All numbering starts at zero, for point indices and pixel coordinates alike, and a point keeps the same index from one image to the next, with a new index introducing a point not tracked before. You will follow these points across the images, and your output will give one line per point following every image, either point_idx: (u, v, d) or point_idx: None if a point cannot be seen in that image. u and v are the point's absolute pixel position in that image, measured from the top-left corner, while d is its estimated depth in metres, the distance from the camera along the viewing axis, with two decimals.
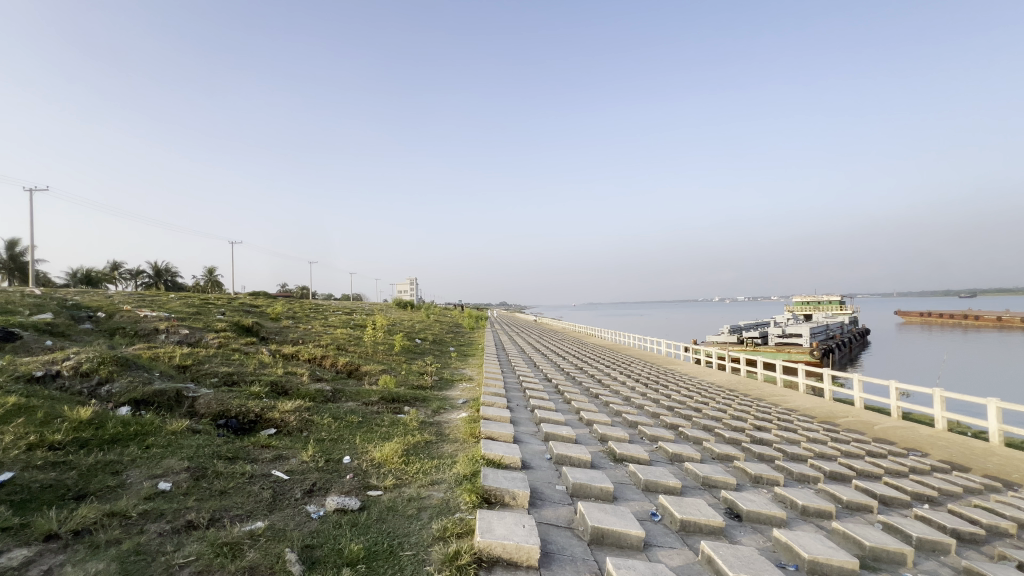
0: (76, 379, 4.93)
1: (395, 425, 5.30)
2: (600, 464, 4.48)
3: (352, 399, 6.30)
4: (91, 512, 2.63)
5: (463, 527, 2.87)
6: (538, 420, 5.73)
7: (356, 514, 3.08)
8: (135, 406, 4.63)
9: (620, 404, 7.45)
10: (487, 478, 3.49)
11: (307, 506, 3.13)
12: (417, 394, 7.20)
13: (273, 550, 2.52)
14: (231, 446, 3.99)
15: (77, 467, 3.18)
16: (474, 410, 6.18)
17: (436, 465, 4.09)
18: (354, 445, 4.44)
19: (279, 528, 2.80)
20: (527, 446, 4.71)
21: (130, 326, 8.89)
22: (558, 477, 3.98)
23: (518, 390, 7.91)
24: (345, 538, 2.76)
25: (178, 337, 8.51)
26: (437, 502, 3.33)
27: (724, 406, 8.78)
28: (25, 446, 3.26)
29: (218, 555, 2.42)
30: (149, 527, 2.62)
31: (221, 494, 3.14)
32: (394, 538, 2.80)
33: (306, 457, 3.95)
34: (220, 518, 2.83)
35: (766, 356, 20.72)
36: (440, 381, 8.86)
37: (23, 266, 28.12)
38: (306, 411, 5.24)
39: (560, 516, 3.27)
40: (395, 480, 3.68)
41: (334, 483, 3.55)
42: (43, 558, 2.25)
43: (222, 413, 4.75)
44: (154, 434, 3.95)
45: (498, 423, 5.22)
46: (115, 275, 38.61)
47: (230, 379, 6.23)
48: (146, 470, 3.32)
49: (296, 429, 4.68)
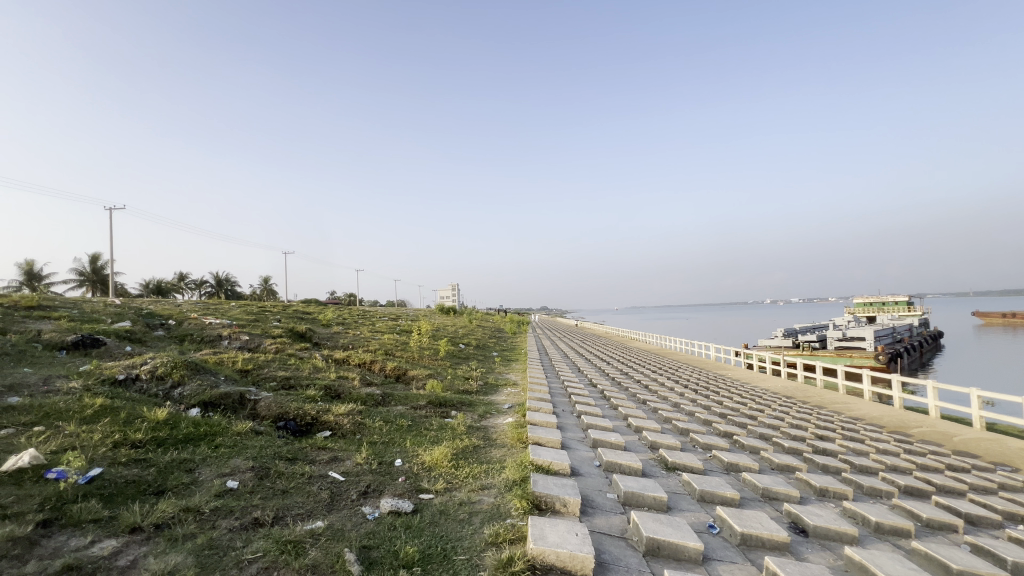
0: (152, 382, 5.32)
1: (444, 429, 5.37)
2: (652, 473, 4.35)
3: (401, 403, 6.46)
4: (170, 507, 2.81)
5: (515, 532, 2.87)
6: (586, 426, 5.64)
7: (410, 517, 3.13)
8: (204, 407, 4.94)
9: (669, 410, 7.25)
10: (537, 483, 3.47)
11: (362, 507, 3.22)
12: (464, 398, 7.30)
13: (333, 550, 2.60)
14: (291, 447, 4.18)
15: (156, 464, 3.42)
16: (521, 414, 6.16)
17: (485, 469, 4.10)
18: (405, 448, 4.54)
19: (338, 528, 2.88)
20: (575, 453, 4.64)
21: (198, 333, 9.52)
22: (608, 485, 3.90)
23: (564, 395, 7.85)
24: (401, 539, 2.81)
25: (240, 343, 9.02)
26: (487, 507, 3.34)
27: (783, 414, 8.31)
28: (111, 444, 3.54)
29: (283, 552, 2.52)
30: (220, 523, 2.77)
31: (283, 493, 3.28)
32: (448, 542, 2.83)
33: (360, 459, 4.06)
34: (284, 516, 2.96)
35: (826, 360, 19.52)
36: (485, 386, 8.93)
37: (104, 278, 30.84)
38: (358, 414, 5.42)
39: (613, 525, 3.19)
40: (446, 484, 3.73)
41: (387, 485, 3.63)
42: (129, 549, 2.42)
43: (282, 415, 4.97)
44: (221, 434, 4.19)
45: (544, 428, 5.18)
46: (182, 285, 41.69)
47: (287, 382, 6.54)
48: (216, 468, 3.52)
49: (349, 432, 4.84)
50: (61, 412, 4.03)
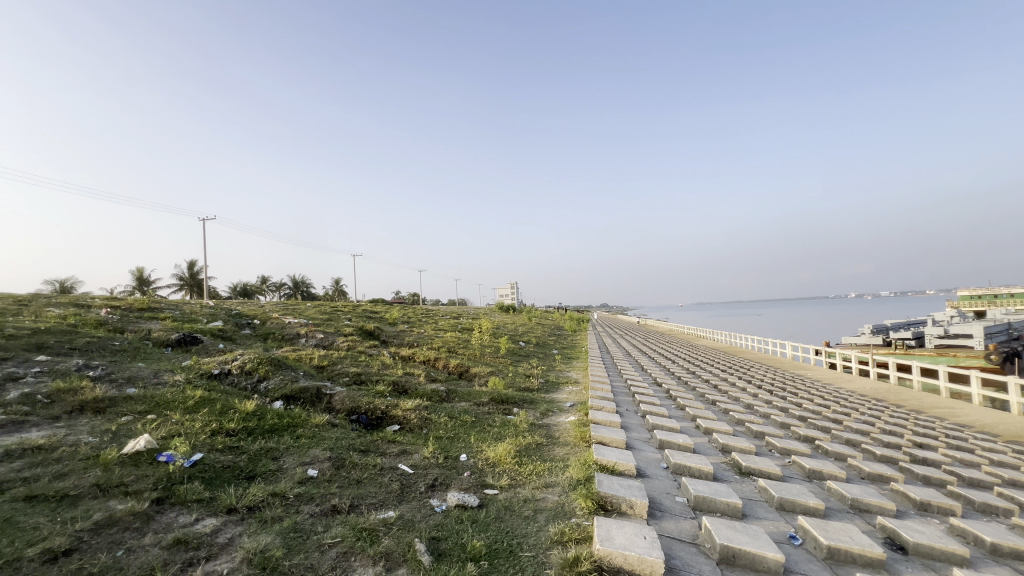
0: (241, 375, 5.82)
1: (506, 426, 5.42)
2: (724, 477, 4.12)
3: (464, 400, 6.59)
4: (260, 491, 3.07)
5: (580, 532, 2.84)
6: (651, 426, 5.46)
7: (476, 511, 3.19)
8: (286, 400, 5.34)
9: (741, 411, 6.86)
10: (602, 484, 3.42)
11: (431, 500, 3.32)
12: (525, 395, 7.34)
13: (405, 539, 2.71)
14: (363, 440, 4.40)
15: (246, 451, 3.74)
16: (584, 413, 6.08)
17: (548, 467, 4.09)
18: (469, 444, 4.64)
19: (408, 518, 3.00)
20: (641, 453, 4.51)
21: (279, 332, 10.28)
22: (677, 488, 3.75)
23: (627, 395, 7.65)
24: (467, 533, 2.88)
25: (316, 341, 9.67)
26: (551, 505, 3.33)
27: (874, 418, 7.56)
28: (209, 432, 3.92)
29: (359, 539, 2.66)
30: (303, 508, 2.97)
31: (357, 483, 3.46)
32: (514, 538, 2.86)
33: (427, 453, 4.21)
34: (359, 504, 3.13)
35: (923, 360, 17.58)
36: (546, 384, 8.91)
37: (199, 283, 34.32)
38: (424, 409, 5.61)
39: (683, 530, 3.07)
40: (510, 480, 3.76)
41: (453, 479, 3.73)
42: (227, 527, 2.67)
43: (355, 409, 5.25)
44: (302, 425, 4.50)
45: (608, 427, 5.08)
46: (265, 287, 45.47)
47: (359, 378, 6.91)
48: (298, 457, 3.79)
49: (417, 426, 5.03)
50: (169, 402, 4.52)
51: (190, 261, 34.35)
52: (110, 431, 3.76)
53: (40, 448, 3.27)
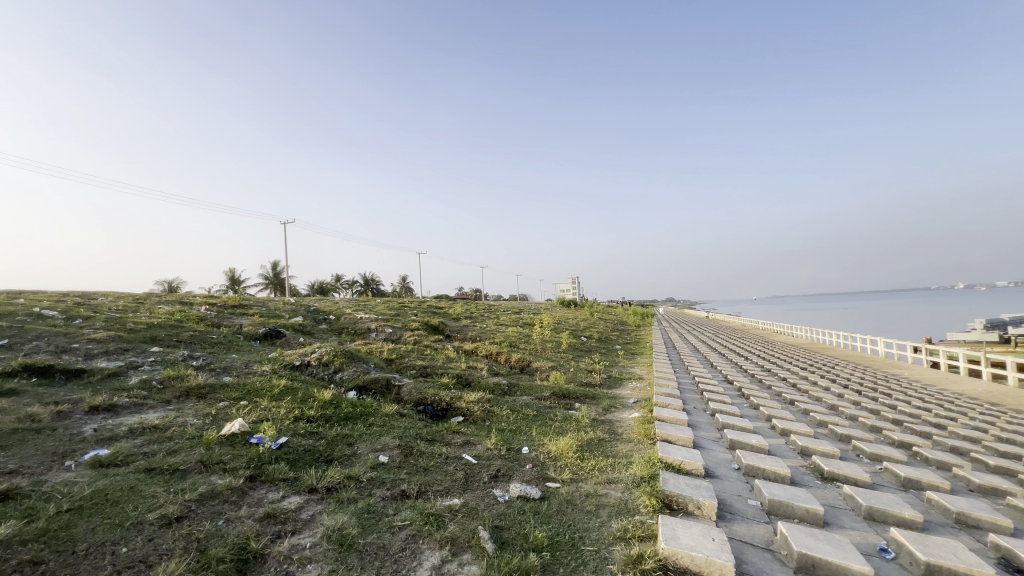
0: (320, 367, 6.26)
1: (568, 421, 5.41)
2: (803, 482, 3.85)
3: (526, 394, 6.66)
4: (337, 474, 3.30)
5: (644, 530, 2.79)
6: (721, 426, 5.20)
7: (538, 503, 3.23)
8: (359, 390, 5.69)
9: (823, 412, 6.37)
10: (667, 483, 3.32)
11: (494, 490, 3.40)
12: (587, 390, 7.27)
13: (469, 526, 2.80)
14: (429, 430, 4.58)
15: (325, 437, 4.03)
16: (648, 410, 5.93)
17: (611, 463, 4.04)
18: (531, 437, 4.68)
19: (472, 507, 3.09)
20: (710, 453, 4.33)
21: (352, 326, 10.93)
22: (750, 491, 3.56)
23: (695, 392, 7.36)
24: (530, 524, 2.92)
25: (385, 335, 10.19)
26: (614, 501, 3.28)
27: (987, 424, 6.69)
28: (292, 418, 4.27)
29: (426, 523, 2.79)
30: (375, 492, 3.16)
31: (425, 470, 3.62)
32: (576, 531, 2.86)
33: (490, 445, 4.30)
34: (426, 491, 3.28)
35: None
36: (609, 379, 8.77)
37: (281, 281, 37.39)
38: (487, 402, 5.74)
39: (756, 534, 2.91)
40: (572, 474, 3.76)
41: (515, 471, 3.79)
42: (309, 505, 2.90)
43: (421, 400, 5.48)
44: (373, 414, 4.78)
45: (674, 425, 4.91)
46: (339, 284, 48.54)
47: (425, 371, 7.20)
48: (370, 444, 4.03)
49: (480, 418, 5.16)
50: (258, 390, 4.97)
51: (274, 261, 37.55)
52: (211, 415, 4.20)
53: (156, 427, 3.73)
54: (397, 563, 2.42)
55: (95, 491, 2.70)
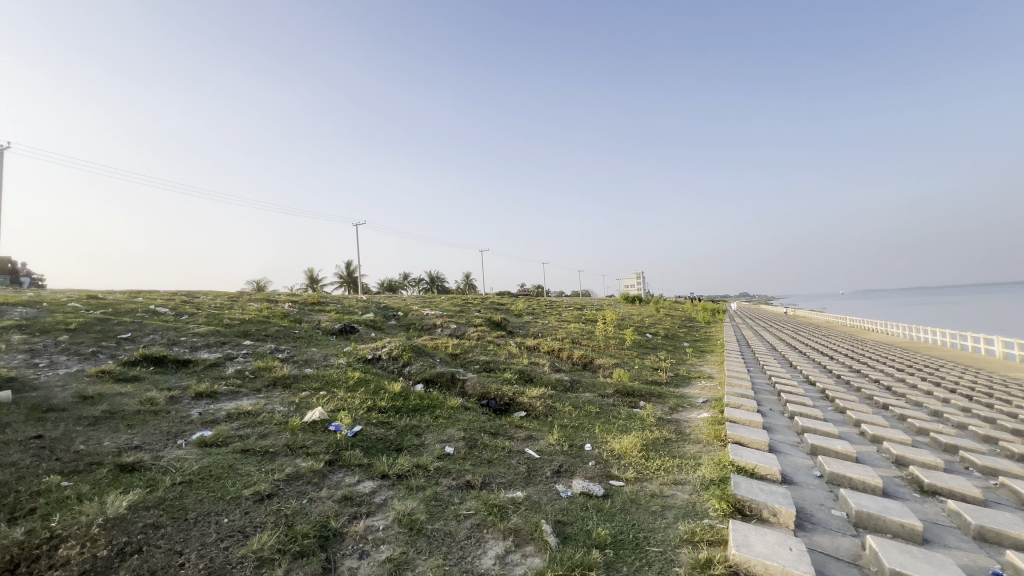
0: (389, 360, 6.60)
1: (632, 419, 5.30)
2: (897, 495, 3.50)
3: (589, 391, 6.60)
4: (406, 462, 3.47)
5: (714, 534, 2.69)
6: (801, 429, 4.85)
7: (601, 501, 3.20)
8: (426, 383, 5.94)
9: (923, 418, 5.73)
10: (738, 487, 3.17)
11: (556, 485, 3.42)
12: (652, 389, 7.05)
13: (532, 519, 2.84)
14: (493, 424, 4.68)
15: (395, 427, 4.25)
16: (718, 410, 5.66)
17: (678, 464, 3.91)
18: (594, 434, 4.64)
19: (535, 500, 3.13)
20: (788, 458, 4.06)
21: (419, 322, 11.38)
22: (834, 500, 3.30)
23: (771, 392, 6.92)
24: (593, 520, 2.91)
25: (450, 330, 10.53)
26: (681, 503, 3.18)
27: None
28: (365, 408, 4.54)
29: (490, 513, 2.86)
30: (442, 481, 3.29)
31: (488, 462, 3.72)
32: (640, 531, 2.81)
33: (553, 440, 4.33)
34: (490, 482, 3.37)
35: None
36: (676, 378, 8.46)
37: (354, 280, 39.82)
38: (549, 398, 5.75)
39: (840, 547, 2.70)
40: (636, 473, 3.69)
41: (578, 467, 3.78)
42: (381, 490, 3.08)
43: (485, 395, 5.60)
44: (439, 407, 4.97)
45: (747, 427, 4.66)
46: (406, 282, 50.74)
47: (488, 366, 7.35)
48: (437, 435, 4.19)
49: (542, 414, 5.20)
50: (335, 381, 5.35)
51: (347, 261, 40.05)
52: (295, 403, 4.58)
53: (249, 413, 4.14)
54: (463, 550, 2.51)
55: (201, 467, 3.05)
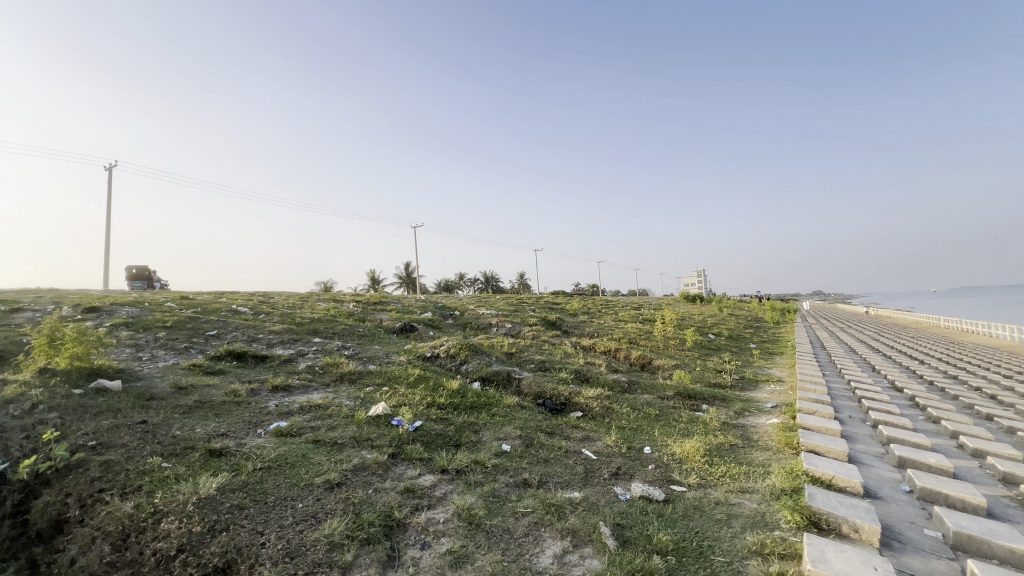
0: (447, 358, 6.77)
1: (694, 423, 5.09)
2: (1004, 516, 3.12)
3: (647, 393, 6.42)
4: (465, 458, 3.54)
5: (786, 547, 2.53)
6: (886, 440, 4.44)
7: (662, 506, 3.11)
8: (482, 381, 6.04)
9: None
10: (814, 499, 2.95)
11: (615, 487, 3.36)
12: (715, 392, 6.74)
13: (590, 520, 2.80)
14: (549, 423, 4.68)
15: (453, 423, 4.36)
16: (789, 416, 5.31)
17: (745, 471, 3.71)
18: (653, 437, 4.51)
19: (593, 502, 3.09)
20: (871, 470, 3.73)
21: (474, 321, 11.59)
22: (927, 519, 3.00)
23: (850, 398, 6.38)
24: (653, 526, 2.82)
25: (505, 329, 10.64)
26: (749, 512, 3.02)
27: None
28: (425, 404, 4.69)
29: (548, 512, 2.86)
30: (500, 478, 3.33)
31: (545, 462, 3.72)
32: (704, 539, 2.70)
33: (610, 442, 4.25)
34: (548, 481, 3.37)
35: None
36: (742, 381, 8.02)
37: (413, 281, 41.21)
38: (606, 398, 5.66)
39: (934, 570, 2.45)
40: (699, 479, 3.54)
41: (637, 470, 3.70)
42: (441, 484, 3.17)
43: (540, 394, 5.60)
44: (496, 405, 5.03)
45: (823, 435, 4.33)
46: (462, 282, 51.86)
47: (543, 365, 7.35)
48: (494, 432, 4.25)
49: (599, 414, 5.12)
50: (397, 377, 5.57)
51: (406, 263, 41.54)
52: (360, 398, 4.81)
53: (319, 406, 4.41)
54: (521, 547, 2.53)
55: (278, 455, 3.29)
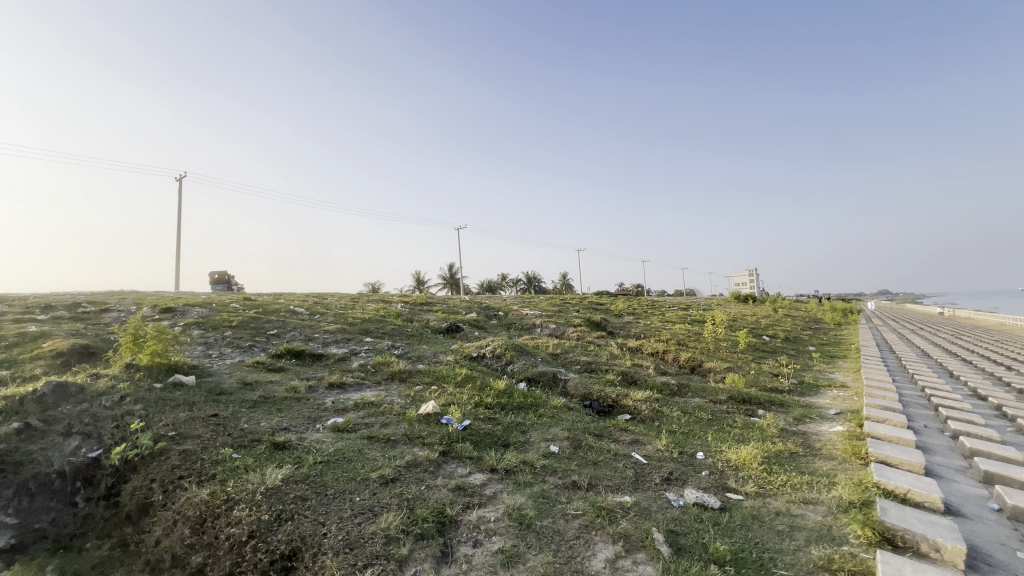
0: (493, 358, 6.84)
1: (750, 428, 4.87)
2: None
3: (698, 396, 6.21)
4: (513, 458, 3.56)
5: (857, 564, 2.38)
6: (968, 452, 4.07)
7: (717, 514, 3.00)
8: (528, 381, 6.05)
9: None
10: (887, 514, 2.76)
11: (667, 493, 3.27)
12: (772, 396, 6.42)
13: (643, 526, 2.75)
14: (596, 425, 4.62)
15: (501, 423, 4.39)
16: (856, 424, 4.97)
17: (807, 481, 3.52)
18: (706, 443, 4.35)
19: (645, 507, 3.03)
20: (952, 485, 3.43)
21: (519, 322, 11.64)
22: (1020, 541, 2.73)
23: (925, 406, 5.90)
24: (709, 534, 2.73)
25: (550, 330, 10.60)
26: (812, 524, 2.86)
27: None
28: (473, 403, 4.76)
29: (599, 515, 2.83)
30: (549, 479, 3.33)
31: (594, 464, 3.68)
32: (765, 550, 2.58)
33: (661, 446, 4.14)
34: (597, 484, 3.32)
35: None
36: (800, 386, 7.60)
37: (457, 282, 41.96)
38: (655, 401, 5.52)
39: None
40: (757, 488, 3.39)
41: (690, 476, 3.58)
42: (491, 483, 3.20)
43: (587, 396, 5.55)
44: (543, 405, 5.03)
45: (896, 446, 4.02)
46: (505, 283, 52.23)
47: (589, 366, 7.27)
48: (542, 433, 4.25)
49: (648, 418, 5.01)
50: (445, 377, 5.68)
51: (450, 265, 42.40)
52: (411, 396, 4.94)
53: (372, 403, 4.57)
54: (572, 549, 2.51)
55: (336, 449, 3.44)
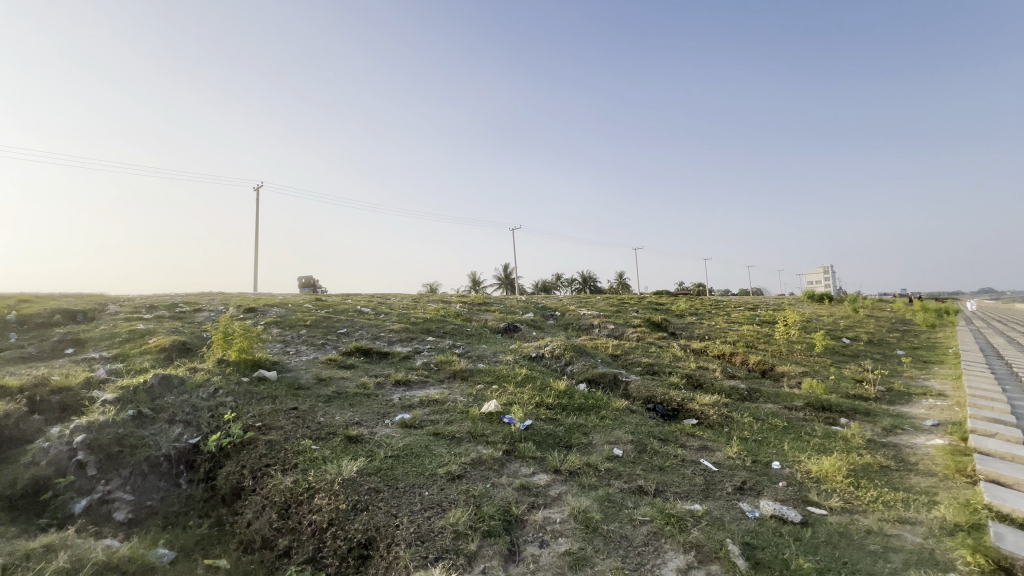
0: (552, 359, 6.82)
1: (831, 438, 4.52)
2: None
3: (772, 402, 5.84)
4: (577, 460, 3.53)
5: None
6: None
7: (799, 528, 2.80)
8: (589, 382, 5.97)
9: None
10: (1004, 542, 2.45)
11: (740, 503, 3.11)
12: (856, 404, 5.92)
13: (715, 536, 2.63)
14: (661, 429, 4.48)
15: (563, 424, 4.37)
16: (959, 438, 4.46)
17: (903, 498, 3.20)
18: (782, 451, 4.09)
19: (717, 516, 2.89)
20: None
21: (577, 322, 11.53)
22: None
23: None
24: (790, 550, 2.56)
25: (608, 330, 10.41)
26: (911, 546, 2.60)
27: None
28: (534, 403, 4.77)
29: (668, 523, 2.74)
30: (614, 482, 3.27)
31: (660, 469, 3.56)
32: (854, 572, 2.38)
33: (733, 453, 3.94)
34: (665, 490, 3.22)
35: None
36: (889, 393, 6.94)
37: (513, 283, 42.39)
38: (724, 406, 5.26)
39: None
40: (844, 502, 3.14)
41: (765, 486, 3.38)
42: (555, 484, 3.19)
43: (651, 398, 5.39)
44: (604, 407, 4.94)
45: (1011, 464, 3.56)
46: (560, 283, 52.00)
47: (651, 368, 7.06)
48: (604, 435, 4.17)
49: (716, 423, 4.79)
50: (505, 376, 5.73)
51: (506, 266, 42.89)
52: (473, 395, 5.03)
53: (436, 401, 4.70)
54: (641, 556, 2.45)
55: (405, 444, 3.57)
